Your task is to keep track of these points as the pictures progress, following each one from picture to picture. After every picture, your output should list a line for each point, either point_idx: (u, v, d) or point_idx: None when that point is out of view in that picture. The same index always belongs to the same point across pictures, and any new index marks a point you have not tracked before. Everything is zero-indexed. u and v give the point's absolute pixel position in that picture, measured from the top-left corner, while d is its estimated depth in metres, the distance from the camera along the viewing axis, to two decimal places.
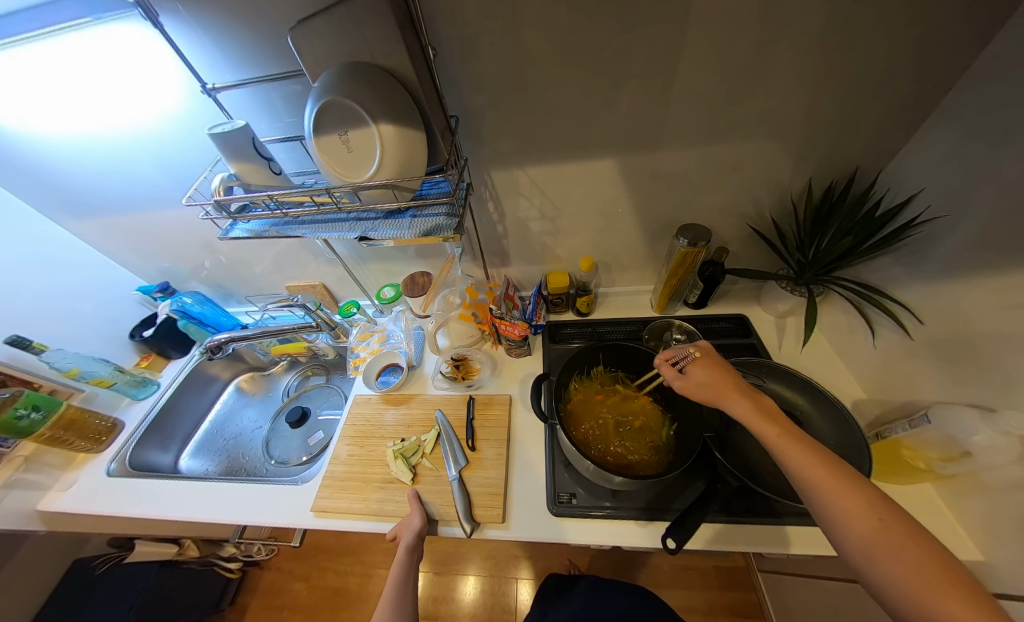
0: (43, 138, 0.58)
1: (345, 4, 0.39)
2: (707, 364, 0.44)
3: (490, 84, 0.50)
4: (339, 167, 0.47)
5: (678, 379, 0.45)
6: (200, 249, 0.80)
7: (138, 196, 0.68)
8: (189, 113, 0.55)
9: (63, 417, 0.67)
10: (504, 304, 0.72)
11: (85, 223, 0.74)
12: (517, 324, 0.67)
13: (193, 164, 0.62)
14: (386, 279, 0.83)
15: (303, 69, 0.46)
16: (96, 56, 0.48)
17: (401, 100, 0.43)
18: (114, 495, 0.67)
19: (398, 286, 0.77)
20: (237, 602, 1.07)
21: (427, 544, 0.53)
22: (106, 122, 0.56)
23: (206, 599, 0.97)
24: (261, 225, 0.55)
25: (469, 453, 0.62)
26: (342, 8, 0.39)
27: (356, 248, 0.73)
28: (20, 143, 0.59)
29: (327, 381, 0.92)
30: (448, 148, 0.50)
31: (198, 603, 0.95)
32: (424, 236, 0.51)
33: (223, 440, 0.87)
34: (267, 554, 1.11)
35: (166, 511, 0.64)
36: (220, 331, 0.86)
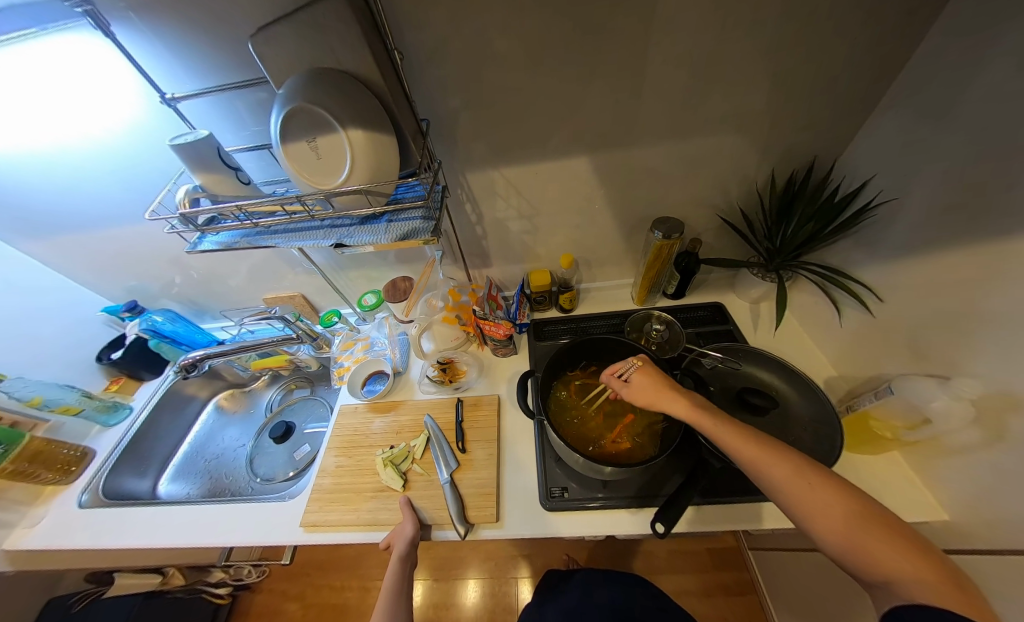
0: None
1: (305, 10, 0.39)
2: (645, 373, 0.49)
3: (460, 86, 0.50)
4: (310, 174, 0.46)
5: (624, 388, 0.49)
6: (169, 265, 0.77)
7: (99, 212, 0.65)
8: (149, 124, 0.53)
9: (28, 448, 0.64)
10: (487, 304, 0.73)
11: (41, 244, 0.71)
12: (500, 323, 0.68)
13: (156, 176, 0.60)
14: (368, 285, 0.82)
15: (266, 76, 0.46)
16: (44, 68, 0.46)
17: (369, 104, 0.43)
18: (95, 530, 0.63)
19: (379, 292, 0.76)
20: None
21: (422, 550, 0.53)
22: (60, 137, 0.53)
23: None
24: (232, 236, 0.53)
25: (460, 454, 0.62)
26: (303, 13, 0.39)
27: (333, 255, 0.72)
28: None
29: (311, 393, 0.89)
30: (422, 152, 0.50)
31: None
32: (401, 240, 0.51)
33: (205, 461, 0.84)
34: (257, 577, 1.07)
35: (145, 540, 0.61)
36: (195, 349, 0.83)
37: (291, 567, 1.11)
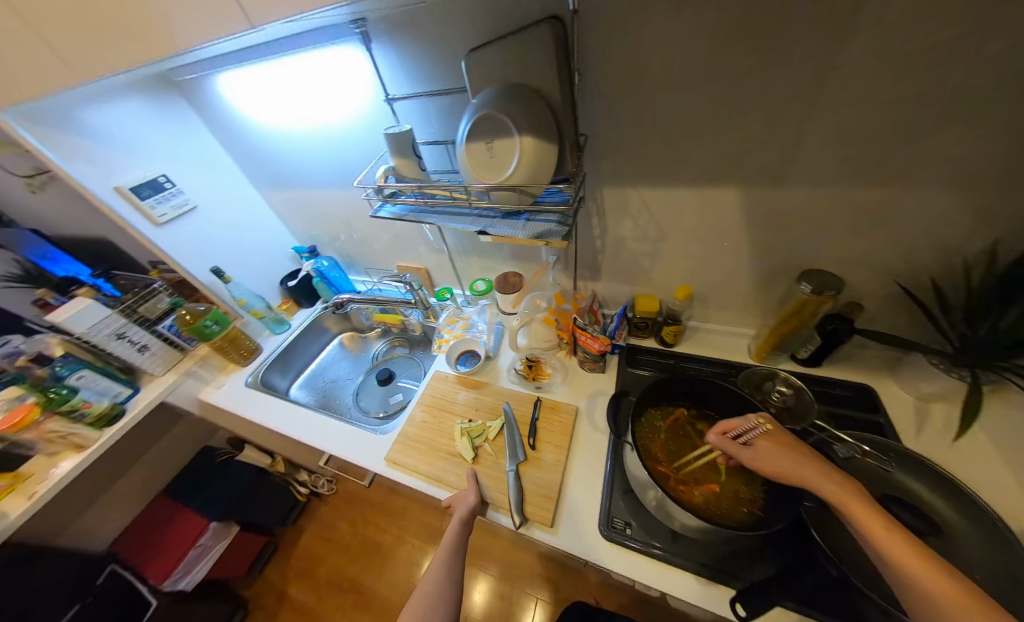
0: (270, 126, 0.77)
1: (513, 37, 0.46)
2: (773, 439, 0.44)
3: (630, 110, 0.52)
4: (478, 169, 0.53)
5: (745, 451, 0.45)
6: (341, 225, 0.98)
7: (314, 176, 0.86)
8: (371, 117, 0.69)
9: (229, 333, 0.90)
10: (586, 315, 0.74)
11: (273, 193, 0.97)
12: (596, 337, 0.68)
13: (359, 156, 0.77)
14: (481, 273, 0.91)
15: (466, 87, 0.55)
16: (318, 68, 0.63)
17: (544, 116, 0.48)
18: (257, 405, 0.85)
19: (489, 281, 0.84)
20: (298, 521, 1.25)
21: (478, 522, 0.57)
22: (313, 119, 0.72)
23: (281, 511, 1.17)
24: (403, 209, 0.65)
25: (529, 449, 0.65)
26: (510, 39, 0.46)
27: (464, 240, 0.81)
28: (256, 128, 0.79)
29: (411, 354, 1.03)
30: (577, 163, 0.53)
31: (276, 512, 1.15)
32: (534, 238, 0.55)
33: (323, 381, 1.04)
34: (328, 490, 1.29)
35: (279, 423, 0.79)
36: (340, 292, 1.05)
37: (353, 494, 1.30)
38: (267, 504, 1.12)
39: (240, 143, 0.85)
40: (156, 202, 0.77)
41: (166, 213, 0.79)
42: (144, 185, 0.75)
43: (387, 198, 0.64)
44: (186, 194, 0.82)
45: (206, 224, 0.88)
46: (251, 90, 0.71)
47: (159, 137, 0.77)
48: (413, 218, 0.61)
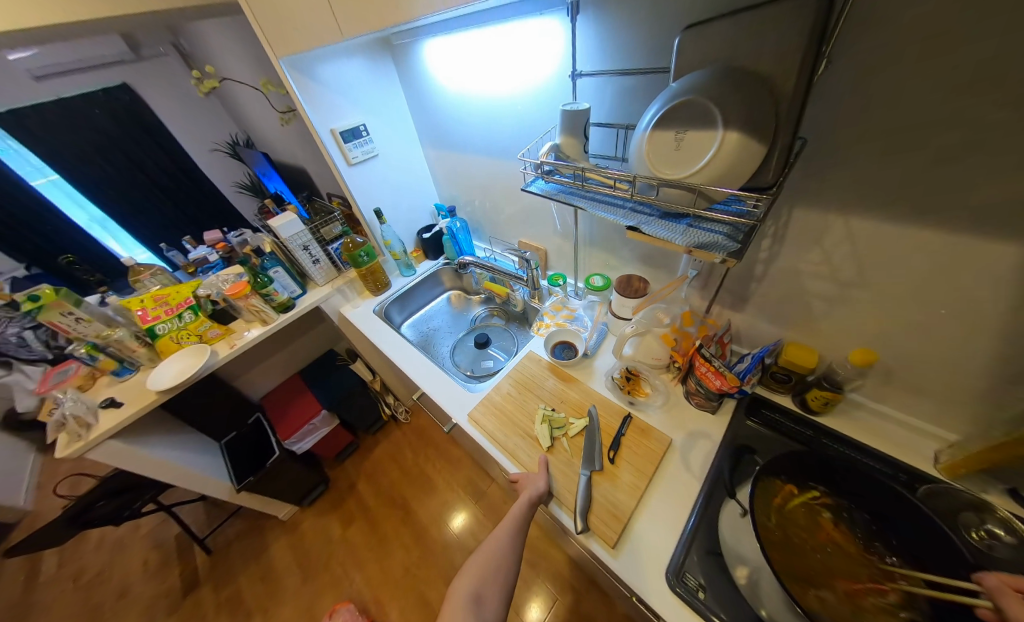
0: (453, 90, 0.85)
1: (755, 8, 0.37)
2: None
3: (891, 121, 0.38)
4: (655, 160, 0.47)
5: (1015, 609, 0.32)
6: (479, 192, 1.06)
7: (475, 141, 0.93)
8: (550, 91, 0.69)
9: (373, 266, 1.08)
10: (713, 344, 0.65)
11: (434, 153, 1.10)
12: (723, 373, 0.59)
13: (523, 129, 0.80)
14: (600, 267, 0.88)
15: (670, 68, 0.48)
16: (516, 41, 0.66)
17: (763, 109, 0.39)
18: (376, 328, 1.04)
19: (608, 279, 0.82)
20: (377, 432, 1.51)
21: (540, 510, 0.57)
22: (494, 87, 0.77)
23: (369, 419, 1.42)
24: (553, 188, 0.65)
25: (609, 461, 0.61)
26: (751, 12, 0.37)
27: (594, 232, 0.81)
28: (441, 91, 0.89)
29: (509, 330, 1.09)
30: (790, 170, 0.42)
31: (367, 418, 1.41)
32: (694, 248, 0.47)
33: (428, 327, 1.19)
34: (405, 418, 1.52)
35: (393, 352, 0.95)
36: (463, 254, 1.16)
37: (420, 430, 1.51)
38: (361, 410, 1.37)
39: (423, 103, 0.97)
40: (353, 146, 0.94)
41: (358, 156, 0.97)
42: (348, 131, 0.92)
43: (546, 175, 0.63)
44: (374, 143, 0.99)
45: (378, 171, 1.05)
46: (447, 56, 0.78)
47: (367, 92, 0.93)
48: (567, 199, 0.60)
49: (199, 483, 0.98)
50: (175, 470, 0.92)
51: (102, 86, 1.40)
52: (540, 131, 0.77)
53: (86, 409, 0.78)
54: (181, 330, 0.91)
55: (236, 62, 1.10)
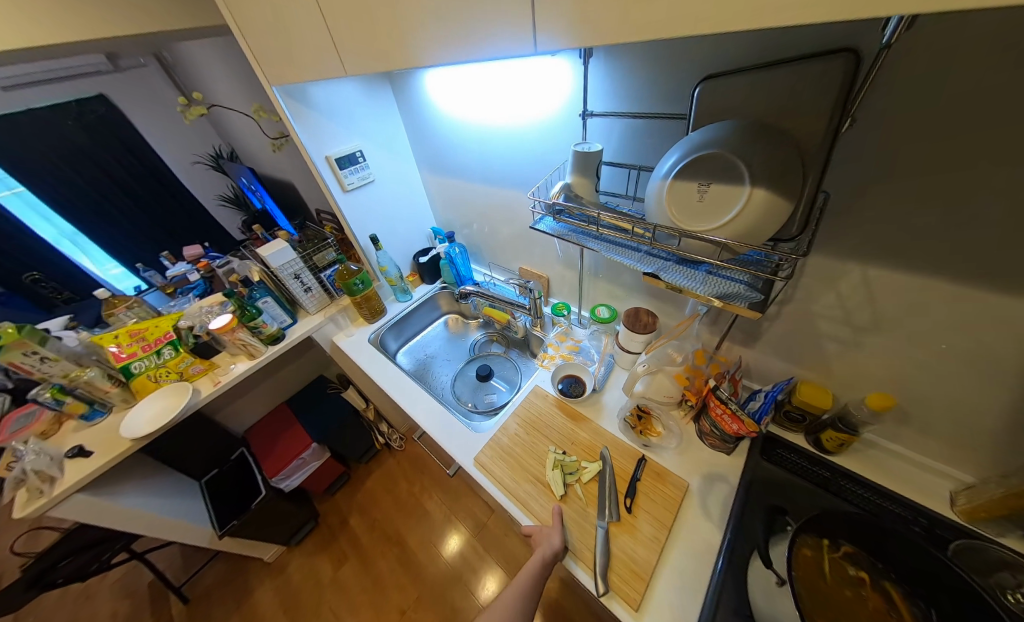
0: (456, 118, 0.84)
1: (782, 68, 0.37)
2: None
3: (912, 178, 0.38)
4: (677, 212, 0.45)
5: None
6: (478, 217, 1.04)
7: (477, 169, 0.92)
8: (556, 127, 0.68)
9: (368, 293, 1.04)
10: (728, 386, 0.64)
11: (431, 178, 1.09)
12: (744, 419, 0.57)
13: (527, 161, 0.78)
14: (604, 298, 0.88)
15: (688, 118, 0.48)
16: (522, 77, 0.65)
17: (791, 165, 0.38)
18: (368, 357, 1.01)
19: (614, 310, 0.80)
20: (371, 462, 1.44)
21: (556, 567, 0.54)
22: (499, 119, 0.75)
23: (361, 448, 1.36)
24: (563, 228, 0.63)
25: (625, 509, 0.58)
26: (787, 67, 0.36)
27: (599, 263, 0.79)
28: (443, 119, 0.87)
29: (512, 361, 1.06)
30: (816, 227, 0.41)
31: (359, 447, 1.35)
32: (717, 298, 0.47)
33: (425, 354, 1.16)
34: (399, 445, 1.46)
35: (387, 385, 0.90)
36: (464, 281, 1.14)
37: (415, 457, 1.46)
38: (354, 440, 1.31)
39: (423, 129, 0.95)
40: (349, 172, 0.91)
41: (353, 182, 0.94)
42: (345, 158, 0.89)
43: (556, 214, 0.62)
44: (370, 169, 0.96)
45: (375, 196, 1.02)
46: (449, 86, 0.77)
47: (364, 118, 0.91)
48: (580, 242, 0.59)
49: (177, 531, 0.91)
50: (150, 520, 0.84)
51: (73, 98, 1.24)
52: (545, 164, 0.76)
53: (49, 461, 0.71)
54: (160, 367, 0.84)
55: (224, 83, 1.05)
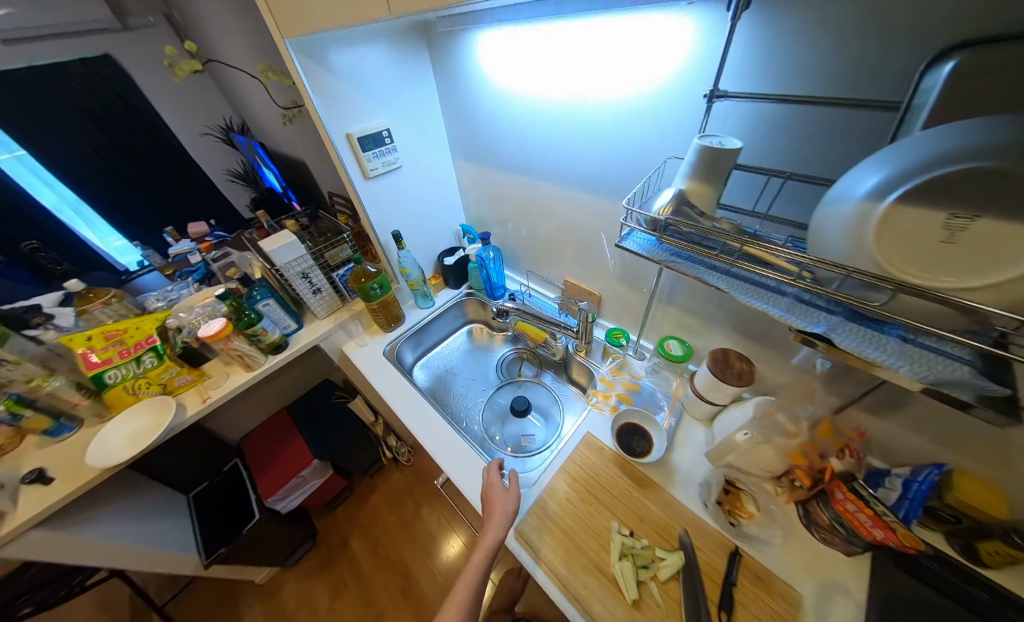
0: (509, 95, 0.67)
1: None
2: None
3: None
4: (890, 252, 0.27)
5: None
6: (522, 217, 0.89)
7: (530, 156, 0.75)
8: (651, 112, 0.51)
9: (386, 299, 0.89)
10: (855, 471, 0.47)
11: (467, 167, 0.94)
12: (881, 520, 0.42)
13: (600, 154, 0.62)
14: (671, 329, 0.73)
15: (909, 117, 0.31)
16: (622, 39, 0.48)
17: None
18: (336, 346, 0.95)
19: (688, 346, 0.68)
20: (377, 476, 1.33)
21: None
22: (572, 96, 0.59)
23: (367, 461, 1.25)
24: (662, 248, 0.47)
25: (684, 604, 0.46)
26: None
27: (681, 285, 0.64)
28: (491, 96, 0.71)
29: (549, 389, 0.92)
30: None
31: (365, 460, 1.23)
32: (931, 385, 0.29)
33: (445, 369, 1.02)
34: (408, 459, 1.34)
35: (405, 416, 0.76)
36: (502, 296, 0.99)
37: (425, 474, 1.33)
38: (359, 454, 1.19)
39: (466, 106, 0.79)
40: (372, 155, 0.75)
41: (377, 167, 0.78)
42: (367, 137, 0.73)
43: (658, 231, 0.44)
44: (397, 153, 0.80)
45: (400, 187, 0.87)
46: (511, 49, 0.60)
47: (392, 88, 0.74)
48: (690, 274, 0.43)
49: (160, 561, 0.79)
50: (126, 553, 0.72)
51: (78, 57, 1.09)
52: (624, 160, 0.59)
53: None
54: (139, 378, 0.71)
55: (231, 42, 0.90)
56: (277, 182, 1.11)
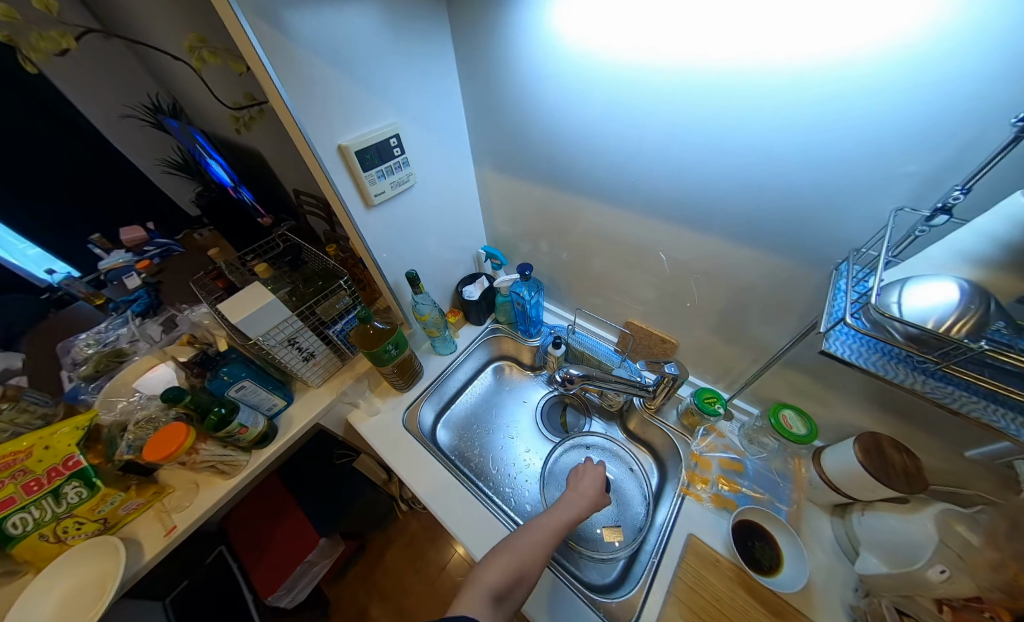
0: (583, 64, 0.45)
1: None
2: None
3: None
4: None
5: None
6: (575, 239, 0.72)
7: (593, 160, 0.56)
8: (835, 108, 0.33)
9: (402, 358, 0.68)
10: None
11: (497, 177, 0.74)
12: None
13: (715, 164, 0.43)
14: (771, 388, 0.60)
15: None
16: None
17: None
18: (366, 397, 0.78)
19: (807, 417, 0.55)
20: (393, 529, 1.17)
21: None
22: (687, 74, 0.39)
23: (382, 517, 1.10)
24: (896, 359, 0.31)
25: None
26: None
27: (806, 346, 0.51)
28: (553, 68, 0.49)
29: (608, 445, 0.76)
30: None
31: (379, 519, 1.08)
32: None
33: (475, 425, 0.84)
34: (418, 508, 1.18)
35: (445, 517, 0.60)
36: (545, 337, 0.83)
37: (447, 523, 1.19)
38: (370, 517, 1.03)
39: (506, 83, 0.57)
40: (377, 175, 0.54)
41: (384, 190, 0.57)
42: (368, 149, 0.51)
43: (931, 354, 0.27)
44: (410, 167, 0.59)
45: (411, 208, 0.65)
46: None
47: (397, 74, 0.52)
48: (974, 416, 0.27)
49: None
50: None
51: None
52: (756, 177, 0.41)
53: None
54: (63, 521, 0.47)
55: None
56: (226, 177, 0.79)
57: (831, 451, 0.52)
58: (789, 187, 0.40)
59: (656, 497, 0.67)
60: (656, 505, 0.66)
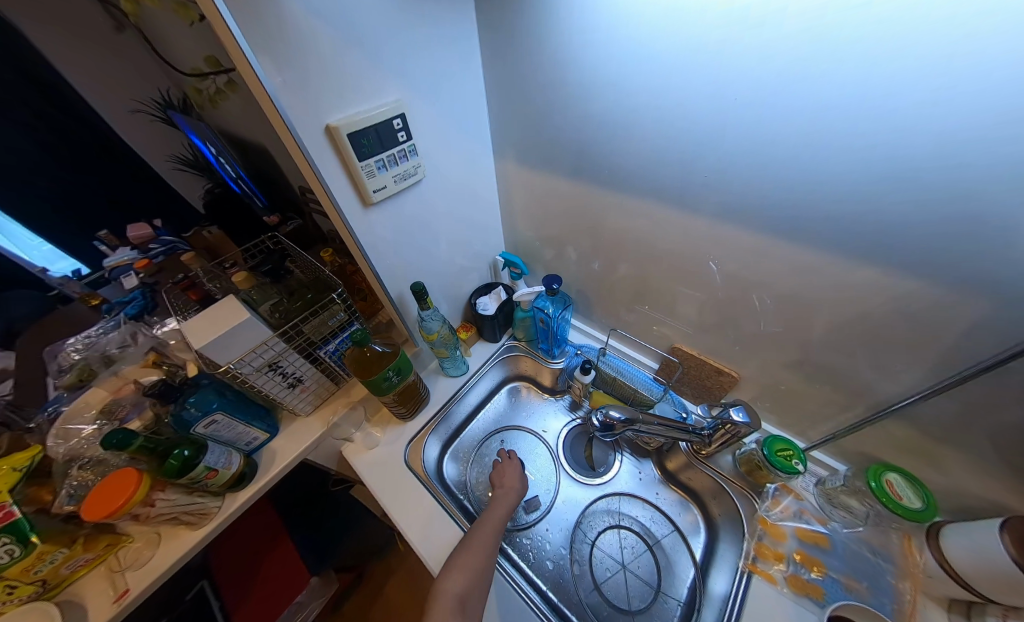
0: (647, 6, 0.34)
1: None
2: None
3: None
4: None
5: None
6: (612, 247, 0.61)
7: (648, 147, 0.44)
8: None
9: (405, 385, 0.58)
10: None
11: (521, 170, 0.63)
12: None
13: (832, 143, 0.31)
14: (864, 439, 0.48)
15: None
16: None
17: None
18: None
19: (919, 488, 0.42)
20: (395, 554, 1.08)
21: None
22: (811, 12, 0.27)
23: (381, 544, 1.02)
24: None
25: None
26: None
27: (933, 396, 0.38)
28: (609, 14, 0.37)
29: (642, 490, 0.65)
30: None
31: (376, 546, 1.00)
32: None
33: (487, 457, 0.73)
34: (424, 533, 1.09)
35: None
36: (572, 359, 0.73)
37: None
38: (364, 546, 0.96)
39: (537, 42, 0.45)
40: (377, 166, 0.44)
41: (386, 185, 0.47)
42: (364, 132, 0.41)
43: None
44: (418, 157, 0.49)
45: (417, 209, 0.55)
46: None
47: (404, 39, 0.41)
48: None
49: None
50: None
51: None
52: (878, 168, 0.30)
53: None
54: None
55: None
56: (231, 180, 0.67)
57: (952, 532, 0.39)
58: (927, 183, 0.28)
59: (705, 560, 0.56)
60: (708, 573, 0.54)
